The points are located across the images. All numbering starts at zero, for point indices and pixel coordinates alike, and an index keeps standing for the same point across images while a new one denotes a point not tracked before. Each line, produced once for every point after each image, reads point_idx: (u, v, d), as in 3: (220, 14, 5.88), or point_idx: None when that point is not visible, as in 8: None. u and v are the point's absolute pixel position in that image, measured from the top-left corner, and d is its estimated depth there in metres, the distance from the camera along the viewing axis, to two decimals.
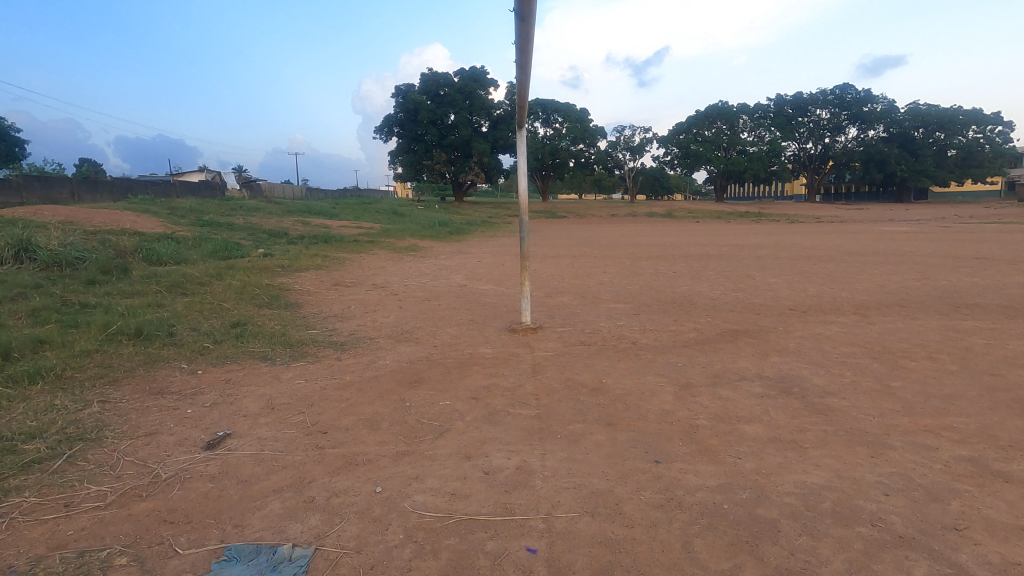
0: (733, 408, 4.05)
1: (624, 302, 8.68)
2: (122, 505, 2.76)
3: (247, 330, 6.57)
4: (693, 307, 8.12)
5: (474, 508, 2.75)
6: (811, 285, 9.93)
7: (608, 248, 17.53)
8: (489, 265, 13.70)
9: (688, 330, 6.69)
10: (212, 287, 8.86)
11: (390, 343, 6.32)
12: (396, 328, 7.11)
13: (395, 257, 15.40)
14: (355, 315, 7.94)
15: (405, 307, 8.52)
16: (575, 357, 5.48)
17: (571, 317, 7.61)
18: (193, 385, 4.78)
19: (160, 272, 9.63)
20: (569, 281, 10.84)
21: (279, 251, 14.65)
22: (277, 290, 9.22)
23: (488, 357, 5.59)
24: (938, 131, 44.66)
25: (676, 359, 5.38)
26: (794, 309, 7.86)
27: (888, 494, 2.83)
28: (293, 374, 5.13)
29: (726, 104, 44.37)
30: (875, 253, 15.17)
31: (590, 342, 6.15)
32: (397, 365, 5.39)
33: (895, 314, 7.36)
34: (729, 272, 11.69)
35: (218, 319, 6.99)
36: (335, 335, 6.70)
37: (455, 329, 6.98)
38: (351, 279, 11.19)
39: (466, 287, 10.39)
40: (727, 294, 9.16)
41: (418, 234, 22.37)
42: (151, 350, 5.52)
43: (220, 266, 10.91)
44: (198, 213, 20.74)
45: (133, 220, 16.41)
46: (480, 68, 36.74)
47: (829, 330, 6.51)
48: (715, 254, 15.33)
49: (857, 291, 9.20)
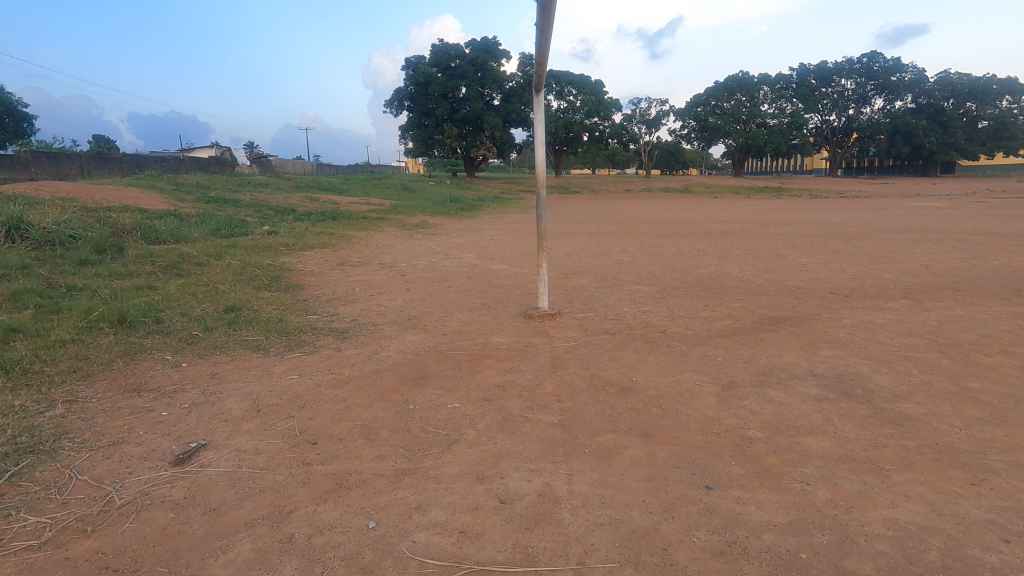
0: (789, 415, 3.47)
1: (647, 284, 8.06)
2: (60, 545, 2.28)
3: (241, 317, 6.07)
4: (724, 290, 7.47)
5: (487, 553, 2.24)
6: (849, 266, 9.18)
7: (626, 225, 16.84)
8: (502, 243, 13.09)
9: (722, 317, 6.06)
10: (209, 268, 8.39)
11: (396, 331, 5.79)
12: (402, 313, 6.58)
13: (405, 235, 14.83)
14: (359, 298, 7.40)
15: (413, 289, 7.97)
16: (599, 349, 4.90)
17: (591, 301, 7.00)
18: (173, 381, 4.28)
19: (157, 251, 9.17)
20: (587, 260, 10.23)
21: (285, 228, 14.19)
22: (279, 271, 8.73)
23: (502, 348, 5.04)
24: (970, 101, 42.73)
25: (714, 351, 4.79)
26: (835, 294, 7.15)
27: (1008, 540, 2.26)
28: (285, 368, 4.62)
29: (746, 75, 42.73)
30: (912, 230, 14.28)
31: (614, 331, 5.57)
32: (401, 357, 4.85)
33: (952, 299, 6.65)
34: (757, 251, 10.96)
35: (212, 303, 6.50)
36: (336, 321, 6.20)
37: (466, 315, 6.41)
38: (357, 258, 10.67)
39: (477, 267, 9.80)
40: (758, 275, 8.50)
41: (429, 210, 21.77)
42: (132, 340, 5.03)
43: (222, 245, 10.43)
44: (204, 189, 20.35)
45: (136, 196, 16.02)
46: (492, 38, 35.60)
47: (881, 317, 5.85)
48: (739, 232, 14.55)
49: (902, 273, 8.45)
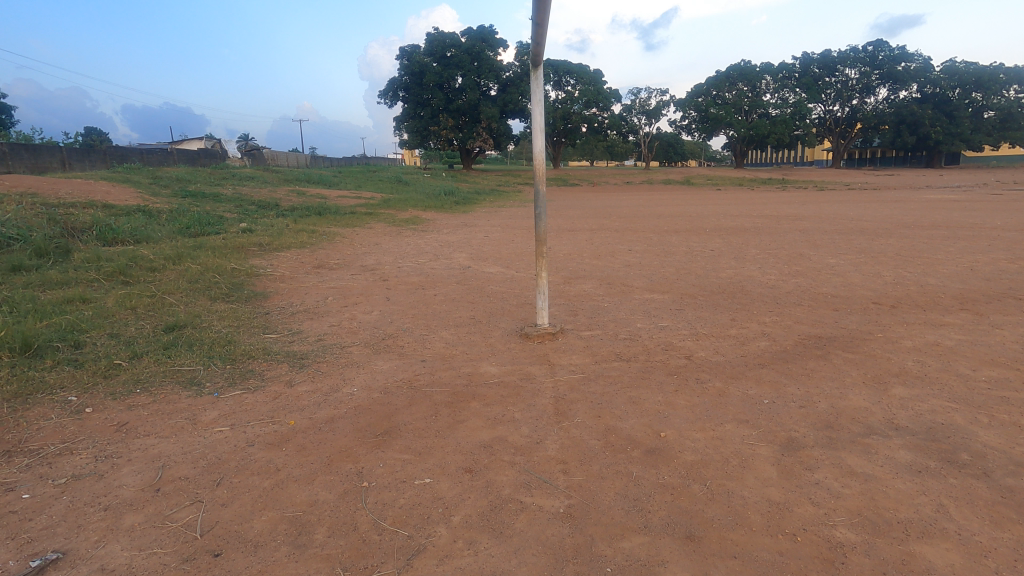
0: (886, 500, 2.51)
1: (661, 291, 7.08)
2: None
3: (181, 338, 5.06)
4: (750, 300, 6.50)
5: None
6: (883, 268, 8.23)
7: (630, 221, 15.86)
8: (497, 241, 12.09)
9: (755, 337, 5.08)
10: (163, 274, 7.40)
11: (366, 356, 4.80)
12: (377, 330, 5.61)
13: (394, 232, 13.83)
14: (331, 310, 6.44)
15: (394, 297, 7.01)
16: (613, 386, 3.93)
17: (599, 314, 6.04)
18: (63, 438, 3.28)
19: (108, 254, 8.16)
20: (591, 261, 9.27)
21: (264, 225, 13.14)
22: (243, 277, 7.73)
23: (492, 384, 4.06)
24: (976, 91, 41.65)
25: (758, 388, 3.84)
26: (880, 305, 6.19)
27: None
28: (217, 416, 3.63)
29: (748, 64, 41.60)
30: (936, 226, 13.29)
31: (628, 357, 4.60)
32: (366, 396, 3.88)
33: (1019, 312, 5.70)
34: (776, 250, 10.02)
35: (151, 320, 5.50)
36: (296, 343, 5.21)
37: (451, 333, 5.43)
38: (337, 259, 9.70)
39: (469, 270, 8.81)
40: (785, 281, 7.54)
41: (421, 204, 20.73)
42: (31, 375, 4.05)
43: (187, 246, 9.45)
44: (184, 184, 19.27)
45: (107, 191, 14.98)
46: (488, 27, 34.47)
47: (948, 338, 4.87)
48: (752, 228, 13.57)
49: (947, 277, 7.48)
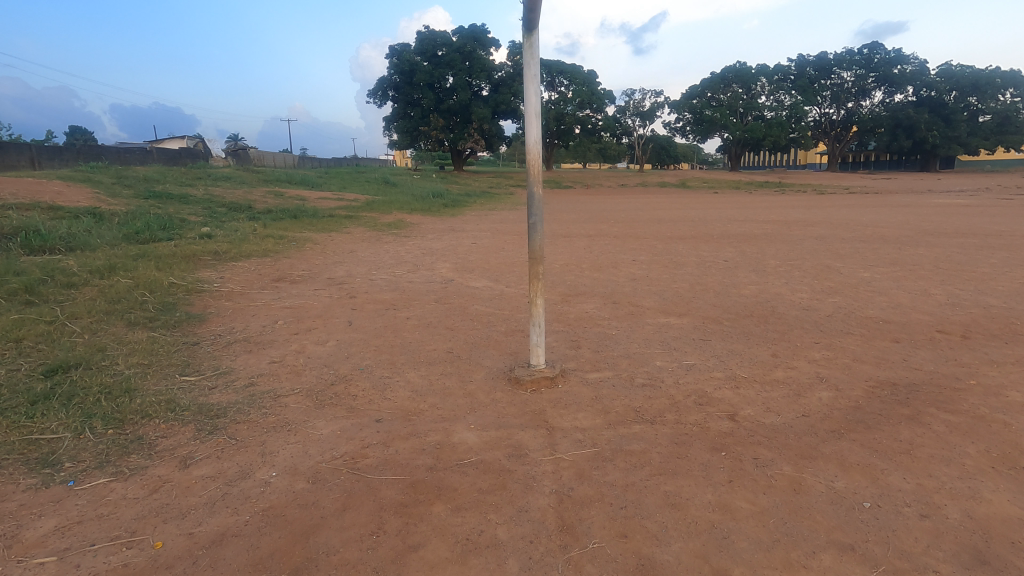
0: None
1: (678, 314, 5.93)
2: None
3: (62, 387, 3.82)
4: (788, 327, 5.36)
5: None
6: (927, 285, 7.14)
7: (631, 226, 14.76)
8: (485, 249, 10.96)
9: (812, 383, 3.95)
10: (80, 291, 6.16)
11: (303, 414, 3.59)
12: (327, 370, 4.39)
13: (373, 237, 12.62)
14: (277, 338, 5.25)
15: (359, 321, 5.82)
16: (640, 471, 2.77)
17: (607, 345, 4.90)
18: None
19: (24, 265, 6.91)
20: (591, 274, 8.14)
21: (229, 229, 11.86)
22: (182, 294, 6.50)
23: (470, 463, 2.89)
24: (972, 95, 40.99)
25: (851, 477, 2.68)
26: (947, 335, 5.07)
27: None
28: (51, 528, 2.42)
29: (744, 66, 40.64)
30: (960, 233, 12.28)
31: (653, 417, 3.43)
32: (285, 489, 2.69)
33: None
34: (798, 261, 8.95)
35: (32, 360, 4.25)
36: (215, 391, 3.97)
37: (421, 375, 4.23)
38: (302, 271, 8.51)
39: (451, 284, 7.63)
40: (820, 300, 6.43)
41: (407, 206, 19.53)
42: None
43: (129, 254, 8.20)
44: (151, 184, 17.90)
45: (59, 191, 13.64)
46: (480, 25, 33.31)
47: None
48: (763, 234, 12.50)
49: (1008, 297, 6.39)
